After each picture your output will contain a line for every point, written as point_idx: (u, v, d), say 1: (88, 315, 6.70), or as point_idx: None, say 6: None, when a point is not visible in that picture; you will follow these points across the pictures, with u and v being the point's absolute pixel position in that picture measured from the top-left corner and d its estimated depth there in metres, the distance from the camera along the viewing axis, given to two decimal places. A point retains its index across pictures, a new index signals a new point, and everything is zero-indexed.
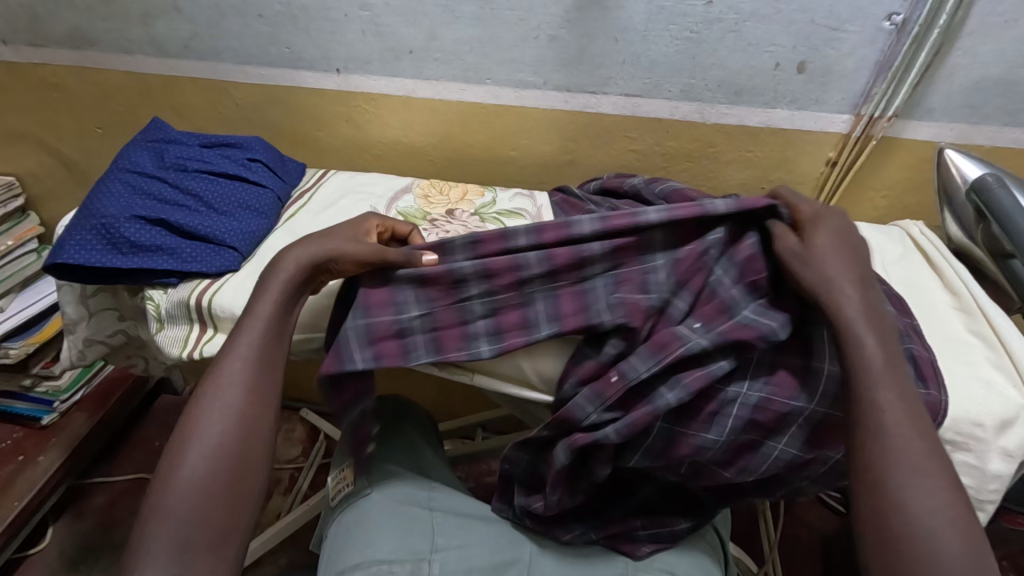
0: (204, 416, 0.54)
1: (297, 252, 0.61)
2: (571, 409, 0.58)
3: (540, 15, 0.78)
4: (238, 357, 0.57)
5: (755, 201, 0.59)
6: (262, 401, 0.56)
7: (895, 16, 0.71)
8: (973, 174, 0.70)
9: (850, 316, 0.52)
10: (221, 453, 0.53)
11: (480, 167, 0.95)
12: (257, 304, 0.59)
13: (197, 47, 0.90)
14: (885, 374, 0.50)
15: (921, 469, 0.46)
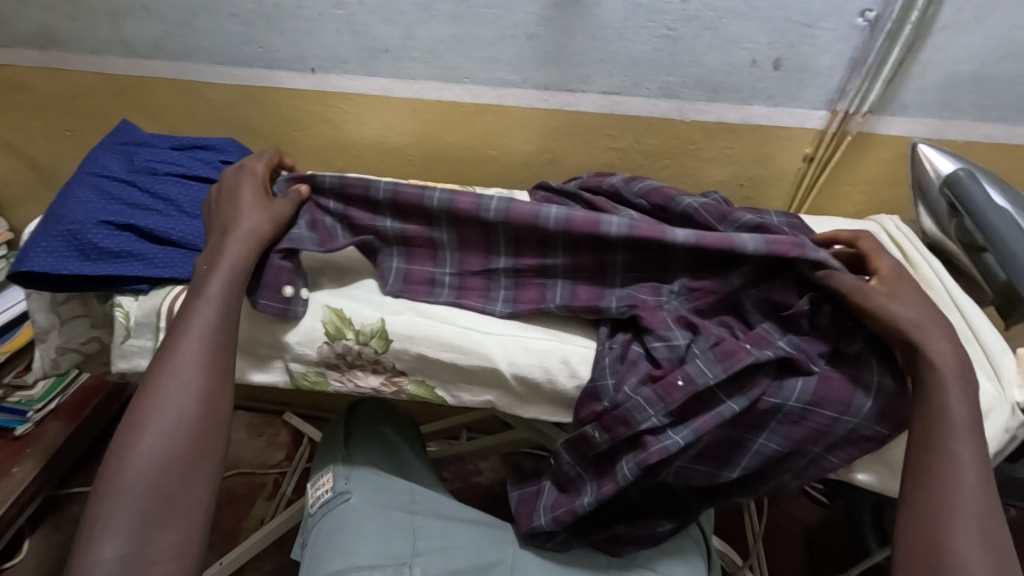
0: (161, 394, 0.54)
1: (240, 243, 0.61)
2: (631, 410, 0.57)
3: (517, 13, 0.78)
4: (192, 339, 0.56)
5: (786, 247, 0.56)
6: (218, 382, 0.57)
7: (869, 13, 0.72)
8: (945, 169, 0.70)
9: (944, 374, 0.54)
10: (181, 432, 0.53)
11: (460, 166, 0.94)
12: (209, 286, 0.59)
13: (168, 47, 0.88)
14: (961, 418, 0.53)
15: (972, 509, 0.50)
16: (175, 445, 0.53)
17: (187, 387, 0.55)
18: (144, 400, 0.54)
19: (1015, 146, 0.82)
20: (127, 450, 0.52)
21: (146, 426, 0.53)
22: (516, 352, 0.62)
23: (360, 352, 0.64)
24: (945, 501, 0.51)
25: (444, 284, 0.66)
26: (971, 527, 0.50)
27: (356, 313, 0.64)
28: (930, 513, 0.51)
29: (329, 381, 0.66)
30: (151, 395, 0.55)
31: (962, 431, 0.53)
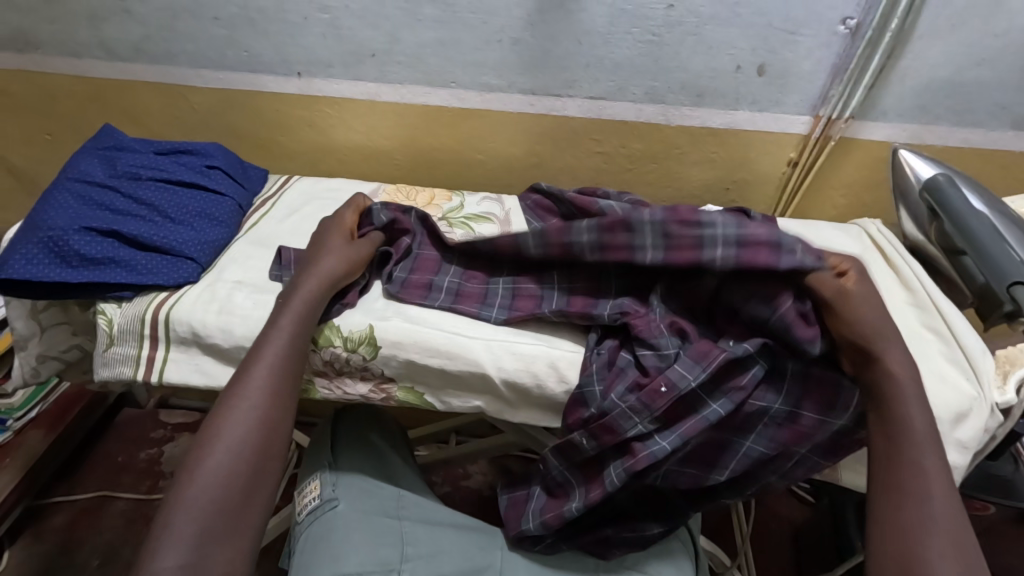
0: (231, 412, 0.54)
1: (314, 279, 0.63)
2: (616, 418, 0.57)
3: (502, 18, 0.78)
4: (263, 363, 0.57)
5: (755, 258, 0.54)
6: (284, 411, 0.57)
7: (849, 20, 0.73)
8: (926, 173, 0.72)
9: (901, 380, 0.54)
10: (246, 451, 0.53)
11: (448, 170, 0.94)
12: (282, 315, 0.60)
13: (150, 51, 0.87)
14: (922, 431, 0.52)
15: (946, 535, 0.47)
16: (236, 466, 0.52)
17: (253, 412, 0.55)
18: (212, 419, 0.54)
19: (992, 151, 0.83)
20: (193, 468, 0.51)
21: (213, 443, 0.52)
22: (503, 354, 0.62)
23: (347, 359, 0.64)
24: (914, 522, 0.48)
25: (441, 289, 0.67)
26: (942, 554, 0.46)
27: (345, 321, 0.64)
28: (901, 535, 0.48)
29: (317, 389, 0.66)
30: (220, 416, 0.54)
31: (926, 450, 0.51)
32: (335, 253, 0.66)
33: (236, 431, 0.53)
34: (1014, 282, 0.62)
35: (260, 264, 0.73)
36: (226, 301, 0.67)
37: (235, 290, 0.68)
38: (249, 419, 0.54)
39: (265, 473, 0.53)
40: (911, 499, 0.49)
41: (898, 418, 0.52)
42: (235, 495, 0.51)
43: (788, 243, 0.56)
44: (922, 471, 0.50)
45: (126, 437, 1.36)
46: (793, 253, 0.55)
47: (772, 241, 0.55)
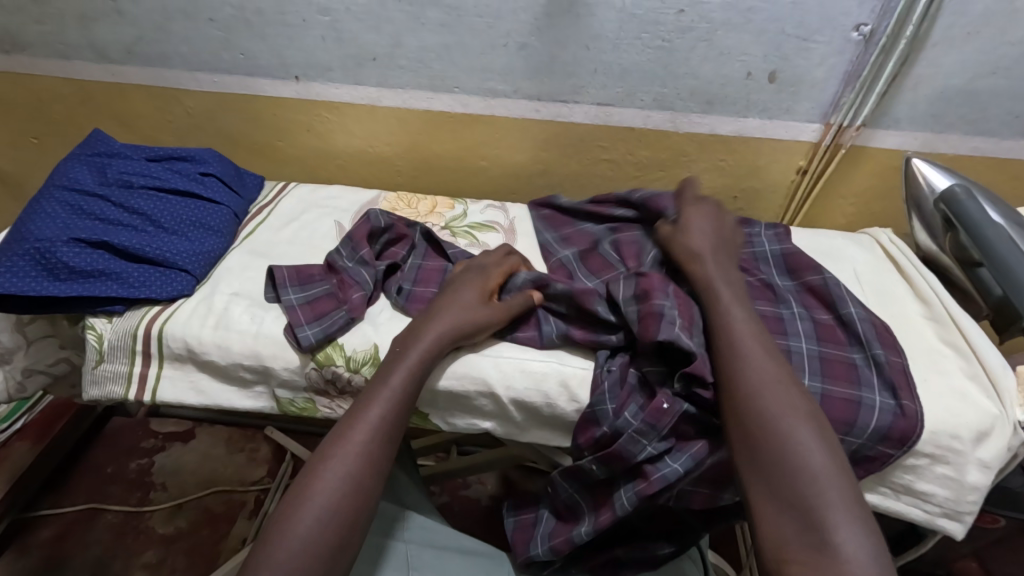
0: (321, 476, 0.50)
1: (430, 336, 0.58)
2: (624, 444, 0.55)
3: (509, 23, 0.75)
4: (363, 424, 0.53)
5: (644, 332, 0.56)
6: (378, 474, 0.52)
7: (863, 27, 0.71)
8: (941, 184, 0.71)
9: (709, 270, 0.61)
10: (334, 520, 0.49)
11: (450, 176, 0.92)
12: (392, 371, 0.56)
13: (142, 53, 0.84)
14: (736, 308, 0.57)
15: (783, 384, 0.51)
16: (320, 539, 0.48)
17: (349, 473, 0.51)
18: (307, 473, 0.51)
19: (1002, 160, 0.82)
20: (284, 524, 0.48)
21: (305, 501, 0.49)
22: (513, 371, 0.60)
23: (350, 379, 0.61)
24: (746, 381, 0.51)
25: None
26: (778, 395, 0.50)
27: (348, 338, 0.62)
28: (734, 398, 0.51)
29: (318, 408, 0.63)
30: (314, 473, 0.51)
31: (740, 314, 0.56)
32: (455, 307, 0.61)
33: (324, 498, 0.49)
34: None
35: (256, 275, 0.70)
36: (223, 314, 0.64)
37: (231, 302, 0.66)
38: (343, 480, 0.50)
39: (353, 542, 0.50)
40: (734, 365, 0.53)
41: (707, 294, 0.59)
42: (319, 561, 0.47)
43: (671, 314, 0.56)
44: (741, 337, 0.54)
45: (115, 447, 1.33)
46: (669, 328, 0.55)
47: (651, 316, 0.56)
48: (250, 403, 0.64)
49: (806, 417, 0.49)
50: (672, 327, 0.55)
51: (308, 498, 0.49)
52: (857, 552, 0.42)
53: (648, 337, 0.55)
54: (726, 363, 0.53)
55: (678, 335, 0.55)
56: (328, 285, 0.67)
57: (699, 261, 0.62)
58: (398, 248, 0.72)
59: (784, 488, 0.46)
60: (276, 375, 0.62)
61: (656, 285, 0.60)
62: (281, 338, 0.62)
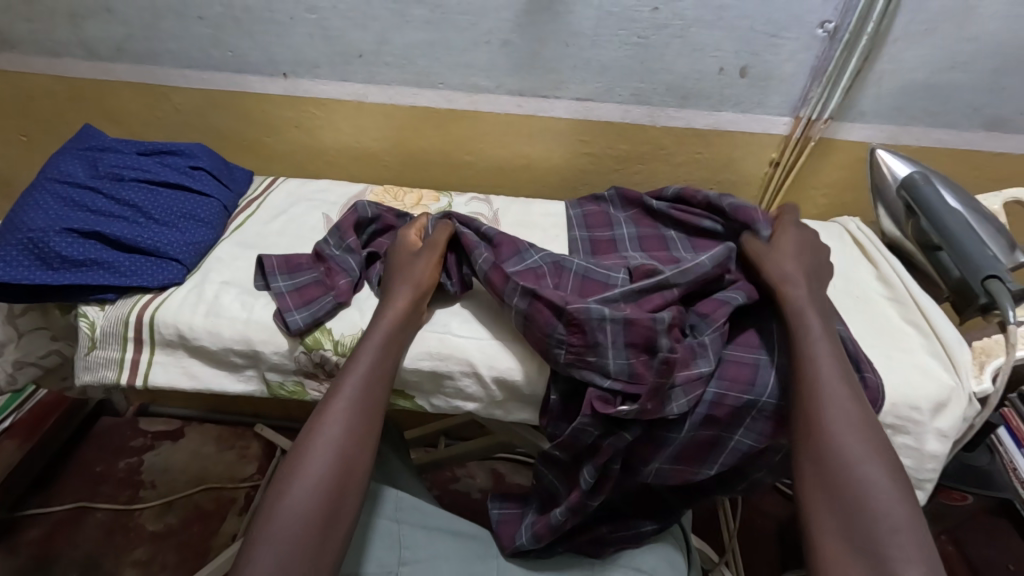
0: (309, 447, 0.53)
1: (390, 313, 0.61)
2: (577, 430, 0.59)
3: (491, 20, 0.78)
4: (342, 397, 0.56)
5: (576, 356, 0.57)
6: (365, 442, 0.55)
7: (827, 24, 0.75)
8: (902, 173, 0.75)
9: (797, 295, 0.61)
10: (325, 486, 0.51)
11: (436, 171, 0.94)
12: (361, 347, 0.59)
13: (132, 50, 0.86)
14: (824, 347, 0.56)
15: (857, 423, 0.52)
16: (315, 504, 0.50)
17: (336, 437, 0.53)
18: (298, 447, 0.53)
19: (964, 152, 0.86)
20: (280, 487, 0.51)
21: (298, 466, 0.52)
22: (495, 352, 0.62)
23: (338, 363, 0.64)
24: (830, 426, 0.52)
25: None
26: (853, 434, 0.52)
27: (337, 323, 0.64)
28: (817, 441, 0.52)
29: (307, 390, 0.66)
30: (302, 446, 0.53)
31: (825, 345, 0.57)
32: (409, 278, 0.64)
33: (315, 469, 0.52)
34: (989, 275, 0.64)
35: (246, 265, 0.72)
36: (213, 302, 0.66)
37: (222, 290, 0.68)
38: (331, 449, 0.53)
39: (346, 501, 0.52)
40: (820, 406, 0.53)
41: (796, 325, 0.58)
42: (315, 525, 0.50)
43: (607, 345, 0.56)
44: (826, 373, 0.55)
45: (105, 445, 1.33)
46: (586, 367, 0.57)
47: (568, 354, 0.57)
48: (240, 389, 0.66)
49: (888, 472, 0.50)
50: (590, 364, 0.57)
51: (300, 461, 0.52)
52: None
53: (578, 364, 0.57)
54: (808, 400, 0.53)
55: (594, 374, 0.57)
56: (315, 273, 0.68)
57: (788, 280, 0.62)
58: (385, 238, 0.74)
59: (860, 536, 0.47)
60: (266, 359, 0.64)
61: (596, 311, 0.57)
62: (271, 324, 0.64)
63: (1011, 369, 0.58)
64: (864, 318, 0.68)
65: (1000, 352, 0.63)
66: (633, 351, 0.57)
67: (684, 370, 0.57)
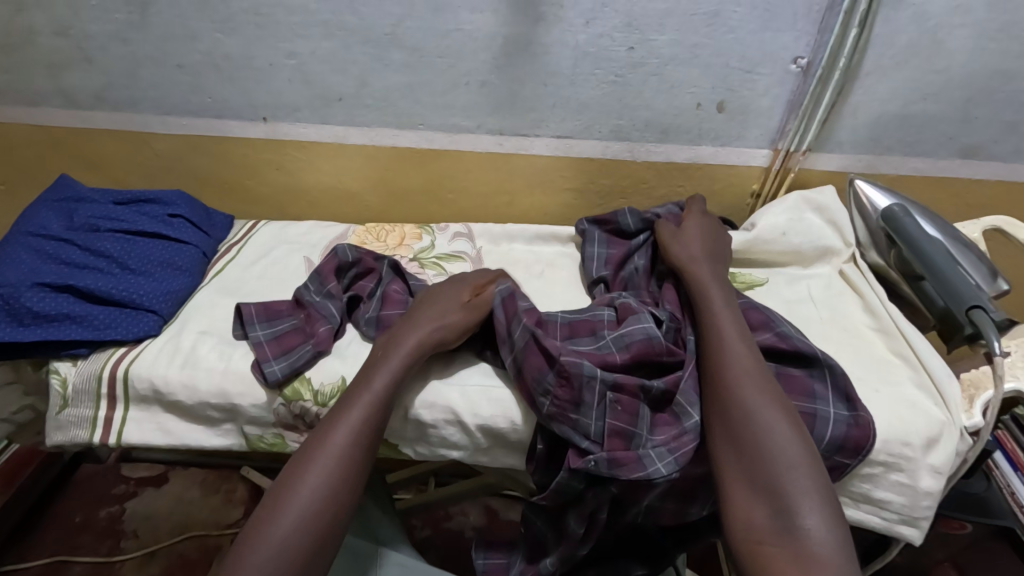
0: (301, 474, 0.51)
1: (410, 343, 0.60)
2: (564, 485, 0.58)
3: (469, 63, 0.78)
4: (343, 427, 0.54)
5: (560, 405, 0.56)
6: (356, 477, 0.52)
7: (800, 60, 0.77)
8: (880, 203, 0.76)
9: (702, 275, 0.65)
10: (312, 518, 0.49)
11: (418, 209, 0.94)
12: (373, 378, 0.57)
13: (111, 98, 0.85)
14: (727, 316, 0.59)
15: (753, 374, 0.54)
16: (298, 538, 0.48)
17: (327, 472, 0.51)
18: (287, 473, 0.51)
19: (943, 179, 0.86)
20: (267, 514, 0.49)
21: (291, 488, 0.50)
22: (475, 397, 0.61)
23: (318, 413, 0.62)
24: (731, 380, 0.53)
25: None
26: (755, 387, 0.53)
27: (317, 372, 0.63)
28: (721, 395, 0.53)
29: (287, 443, 0.64)
30: (294, 474, 0.51)
31: (727, 315, 0.59)
32: (429, 318, 0.63)
33: (302, 501, 0.49)
34: (973, 306, 0.63)
35: (225, 313, 0.71)
36: (190, 353, 0.65)
37: (199, 341, 0.66)
38: (325, 482, 0.51)
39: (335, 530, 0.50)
40: (722, 372, 0.54)
41: (705, 301, 0.61)
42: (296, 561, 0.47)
43: (591, 396, 0.56)
44: (728, 337, 0.57)
45: (87, 495, 1.29)
46: (567, 424, 0.56)
47: (552, 405, 0.56)
48: (217, 444, 0.64)
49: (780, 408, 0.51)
50: (572, 421, 0.56)
51: (299, 476, 0.51)
52: (820, 533, 0.44)
53: (559, 417, 0.56)
54: (711, 360, 0.56)
55: (574, 432, 0.56)
56: (294, 320, 0.68)
57: (693, 264, 0.67)
58: (365, 280, 0.73)
59: (759, 474, 0.48)
60: (244, 412, 0.62)
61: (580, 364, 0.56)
62: (248, 375, 0.63)
63: (1001, 401, 0.58)
64: (849, 346, 0.68)
65: (989, 385, 0.62)
66: (616, 401, 0.56)
67: (668, 430, 0.56)
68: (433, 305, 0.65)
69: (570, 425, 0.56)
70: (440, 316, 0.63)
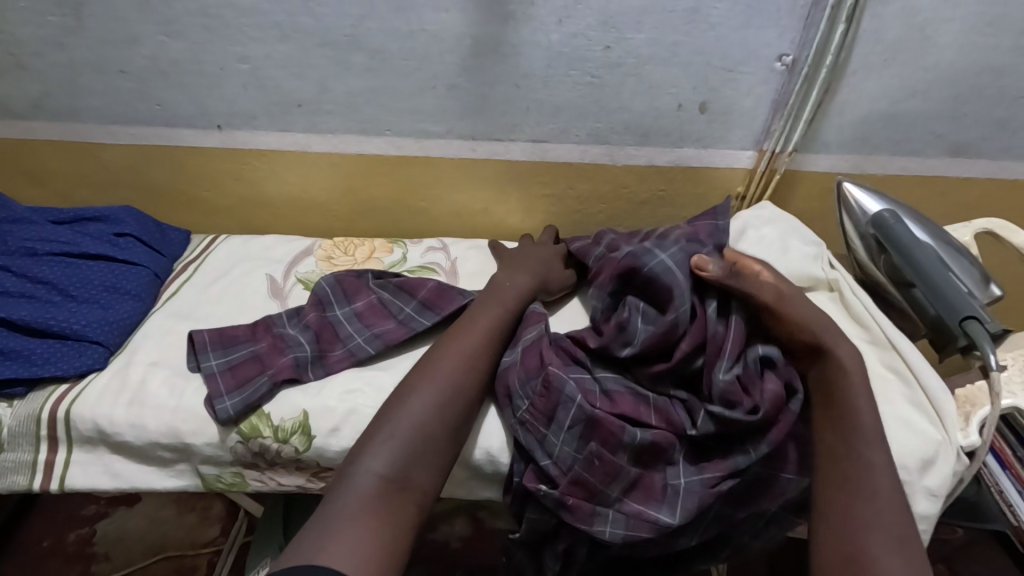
0: (391, 419, 0.52)
1: (501, 303, 0.63)
2: (539, 519, 0.55)
3: (435, 65, 0.74)
4: (437, 378, 0.55)
5: (534, 423, 0.54)
6: (451, 422, 0.53)
7: (785, 58, 0.73)
8: (871, 209, 0.72)
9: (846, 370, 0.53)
10: (406, 453, 0.50)
11: (389, 219, 0.89)
12: (470, 329, 0.60)
13: (51, 107, 0.79)
14: (877, 451, 0.50)
15: (895, 542, 0.45)
16: (387, 480, 0.48)
17: (426, 409, 0.53)
18: (377, 422, 0.53)
19: (931, 178, 0.83)
20: (356, 461, 0.50)
21: (395, 414, 0.53)
22: None
23: (279, 450, 0.58)
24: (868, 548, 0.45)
25: (361, 344, 0.64)
26: (891, 557, 0.44)
27: (277, 407, 0.58)
28: (849, 561, 0.45)
29: (248, 482, 0.60)
30: (388, 418, 0.52)
31: (875, 446, 0.50)
32: (519, 278, 0.67)
33: (397, 439, 0.51)
34: (967, 316, 0.60)
35: (178, 341, 0.66)
36: (138, 389, 0.60)
37: (148, 374, 0.61)
38: (424, 418, 0.52)
39: (467, 419, 0.54)
40: (855, 527, 0.46)
41: (848, 414, 0.51)
42: (386, 500, 0.47)
43: (564, 417, 0.53)
44: (870, 485, 0.48)
45: (53, 517, 1.12)
46: (535, 434, 0.54)
47: (526, 413, 0.55)
48: (171, 484, 0.60)
49: None
50: (539, 435, 0.54)
51: (392, 420, 0.52)
52: None
53: (529, 435, 0.54)
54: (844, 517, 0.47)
55: (540, 449, 0.54)
56: (254, 348, 0.63)
57: (830, 352, 0.54)
58: (334, 300, 0.68)
59: None
60: (199, 451, 0.58)
61: (558, 388, 0.54)
62: (201, 411, 0.58)
63: (998, 418, 0.55)
64: None
65: (985, 401, 0.59)
66: (595, 455, 0.52)
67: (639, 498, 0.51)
68: (521, 267, 0.69)
69: (539, 447, 0.54)
70: (529, 278, 0.67)
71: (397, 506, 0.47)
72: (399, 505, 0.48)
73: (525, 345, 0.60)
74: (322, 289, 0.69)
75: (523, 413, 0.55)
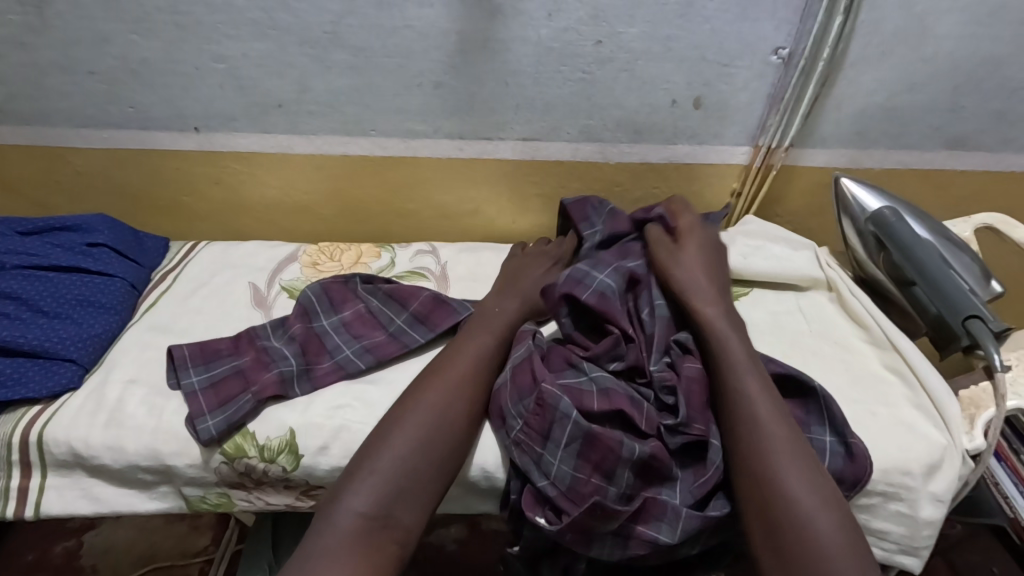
0: (378, 452, 0.51)
1: (492, 327, 0.62)
2: (537, 539, 0.53)
3: (421, 62, 0.71)
4: (425, 408, 0.53)
5: (530, 441, 0.52)
6: (438, 455, 0.51)
7: (781, 51, 0.71)
8: (870, 206, 0.70)
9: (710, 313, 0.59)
10: (390, 490, 0.49)
11: (376, 221, 0.86)
12: (461, 355, 0.58)
13: (17, 110, 0.75)
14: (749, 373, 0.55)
15: (787, 446, 0.50)
16: (371, 519, 0.47)
17: (413, 442, 0.51)
18: (363, 454, 0.51)
19: (928, 172, 0.81)
20: (340, 497, 0.49)
21: (381, 447, 0.51)
22: None
23: (266, 470, 0.55)
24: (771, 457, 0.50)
25: (350, 358, 0.61)
26: (787, 459, 0.49)
27: (261, 425, 0.56)
28: (757, 473, 0.49)
29: (234, 502, 0.57)
30: (374, 451, 0.51)
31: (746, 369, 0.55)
32: (511, 299, 0.66)
33: (382, 474, 0.49)
34: (970, 315, 0.59)
35: (157, 357, 0.63)
36: (116, 410, 0.57)
37: (126, 393, 0.58)
38: (410, 452, 0.51)
39: (456, 452, 0.53)
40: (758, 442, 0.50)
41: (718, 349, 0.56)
42: (369, 539, 0.47)
43: (559, 435, 0.51)
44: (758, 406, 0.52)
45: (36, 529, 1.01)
46: (530, 454, 0.52)
47: (520, 431, 0.53)
48: (152, 507, 0.57)
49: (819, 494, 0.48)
50: (535, 455, 0.52)
51: (377, 452, 0.51)
52: None
53: (524, 455, 0.52)
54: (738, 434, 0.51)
55: (536, 470, 0.52)
56: (236, 363, 0.60)
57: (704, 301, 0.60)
58: (321, 310, 0.66)
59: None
60: (181, 473, 0.56)
61: (552, 405, 0.52)
62: (181, 431, 0.56)
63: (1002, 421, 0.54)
64: (839, 363, 0.64)
65: (989, 404, 0.59)
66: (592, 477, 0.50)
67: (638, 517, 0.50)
68: (514, 285, 0.68)
69: (534, 467, 0.52)
70: (521, 298, 0.66)
71: (377, 548, 0.46)
72: (379, 546, 0.47)
73: (518, 360, 0.57)
74: (308, 298, 0.66)
75: (518, 431, 0.53)
